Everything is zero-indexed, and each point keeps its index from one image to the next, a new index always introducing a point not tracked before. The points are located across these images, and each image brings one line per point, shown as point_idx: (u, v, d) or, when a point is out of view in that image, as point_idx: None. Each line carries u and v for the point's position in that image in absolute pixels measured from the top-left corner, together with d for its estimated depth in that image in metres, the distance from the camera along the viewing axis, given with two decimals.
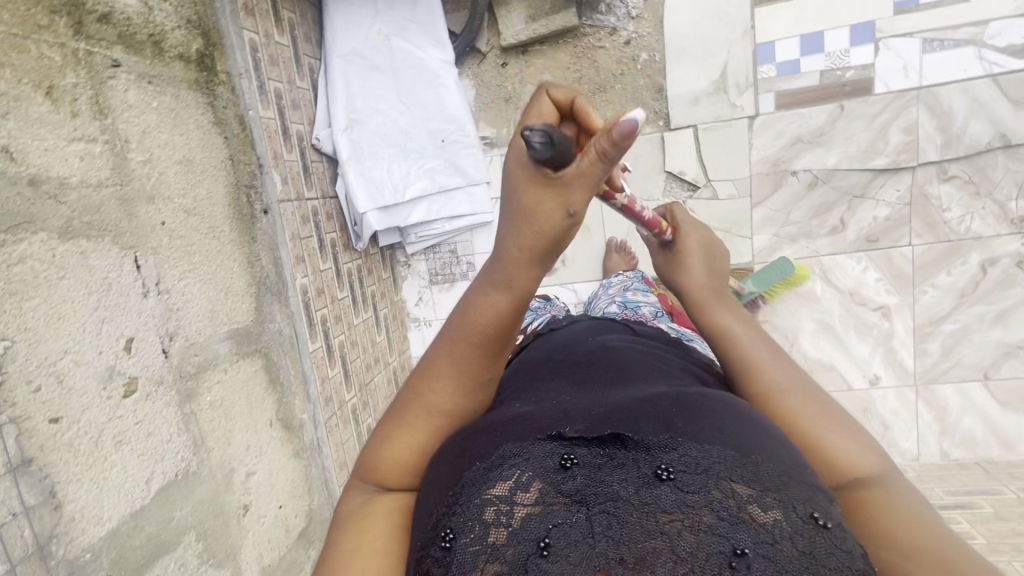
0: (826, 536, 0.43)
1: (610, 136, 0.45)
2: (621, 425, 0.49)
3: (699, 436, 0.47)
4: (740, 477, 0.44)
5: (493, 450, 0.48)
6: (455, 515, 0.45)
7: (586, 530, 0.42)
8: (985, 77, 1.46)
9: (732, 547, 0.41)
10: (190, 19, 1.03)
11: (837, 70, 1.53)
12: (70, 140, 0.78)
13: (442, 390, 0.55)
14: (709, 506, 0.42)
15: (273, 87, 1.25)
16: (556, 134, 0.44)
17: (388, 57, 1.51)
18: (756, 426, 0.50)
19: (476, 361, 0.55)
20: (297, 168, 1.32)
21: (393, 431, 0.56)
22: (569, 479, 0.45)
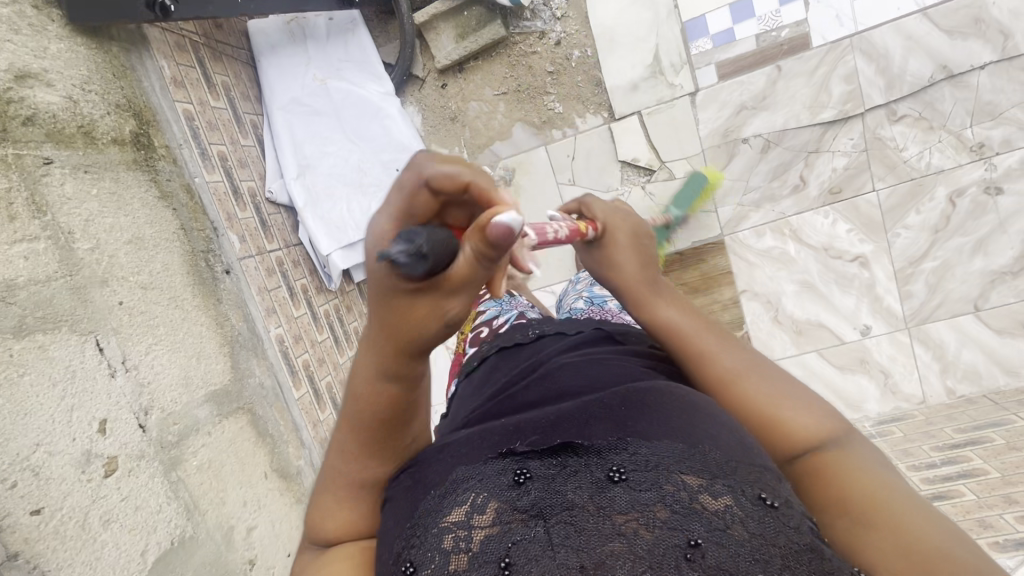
0: (776, 515, 0.43)
1: (487, 240, 0.39)
2: (572, 432, 0.49)
3: (649, 430, 0.48)
4: (691, 468, 0.44)
5: (445, 477, 0.49)
6: (414, 548, 0.45)
7: (545, 543, 0.42)
8: (917, 12, 1.46)
9: (687, 538, 0.41)
10: (120, 104, 1.07)
11: (772, 32, 1.54)
12: (13, 242, 0.82)
13: (361, 462, 0.55)
14: (665, 502, 0.43)
15: (216, 151, 1.28)
16: (427, 250, 0.38)
17: (328, 99, 1.54)
18: (708, 418, 0.49)
19: (381, 435, 0.54)
20: (254, 224, 1.35)
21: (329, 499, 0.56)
22: (524, 495, 0.45)
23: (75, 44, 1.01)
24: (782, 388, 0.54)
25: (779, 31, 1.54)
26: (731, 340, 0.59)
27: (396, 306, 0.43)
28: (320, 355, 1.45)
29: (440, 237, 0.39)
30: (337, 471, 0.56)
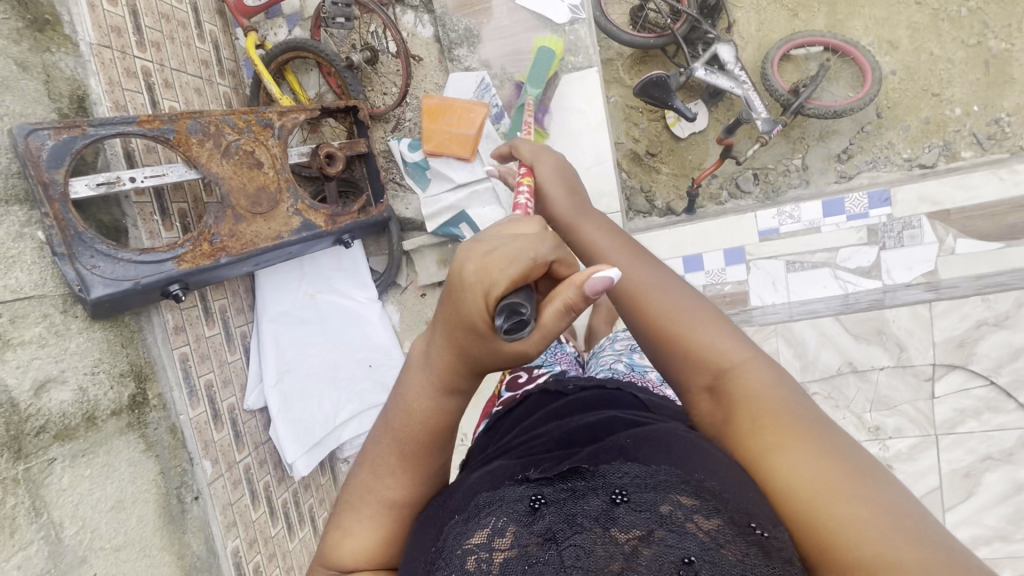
0: (763, 539, 0.51)
1: (579, 291, 0.54)
2: (579, 463, 0.62)
3: (648, 459, 0.59)
4: (685, 491, 0.55)
5: (470, 502, 0.61)
6: (442, 566, 0.57)
7: (557, 564, 0.52)
8: (829, 312, 1.81)
9: (682, 555, 0.51)
10: (124, 372, 1.23)
11: (717, 284, 1.90)
12: (11, 556, 0.98)
13: (387, 487, 0.68)
14: (661, 522, 0.53)
15: (203, 381, 1.45)
16: (528, 311, 0.53)
17: (315, 311, 1.73)
18: (700, 451, 0.60)
19: (415, 457, 0.68)
20: (229, 441, 1.51)
21: (353, 525, 0.69)
22: (539, 519, 0.56)
23: (94, 329, 1.17)
24: (705, 323, 0.63)
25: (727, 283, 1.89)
26: (655, 267, 0.69)
27: (486, 339, 0.56)
28: (271, 552, 1.60)
29: (531, 297, 0.55)
30: (369, 491, 0.69)
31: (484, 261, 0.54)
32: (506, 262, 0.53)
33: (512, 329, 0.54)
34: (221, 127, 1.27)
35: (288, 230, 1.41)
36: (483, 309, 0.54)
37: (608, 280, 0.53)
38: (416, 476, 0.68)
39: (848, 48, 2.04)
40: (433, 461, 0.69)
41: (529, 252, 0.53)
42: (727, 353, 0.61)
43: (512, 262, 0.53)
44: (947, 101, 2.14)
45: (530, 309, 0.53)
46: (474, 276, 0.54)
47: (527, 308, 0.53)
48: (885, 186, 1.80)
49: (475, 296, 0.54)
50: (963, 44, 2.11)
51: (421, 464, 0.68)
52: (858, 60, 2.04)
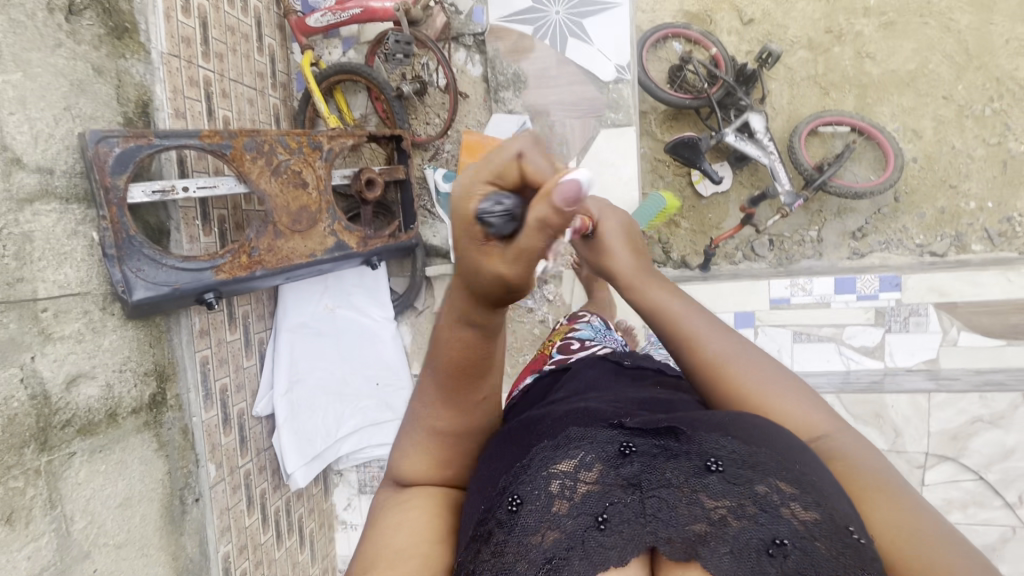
0: (857, 545, 0.52)
1: (554, 201, 0.45)
2: (678, 421, 0.60)
3: (747, 436, 0.58)
4: (785, 478, 0.54)
5: (560, 432, 0.60)
6: (523, 485, 0.56)
7: (638, 510, 0.54)
8: (833, 390, 1.91)
9: (772, 536, 0.52)
10: (149, 372, 1.26)
11: None
12: (23, 546, 1.00)
13: (436, 416, 0.69)
14: (753, 501, 0.54)
15: (219, 385, 1.47)
16: (508, 213, 0.48)
17: (332, 325, 1.77)
18: (790, 439, 0.60)
19: (456, 387, 0.66)
20: (234, 446, 1.53)
21: (413, 443, 0.70)
22: (628, 465, 0.57)
23: (127, 328, 1.20)
24: (779, 390, 0.67)
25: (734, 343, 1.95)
26: (719, 332, 0.73)
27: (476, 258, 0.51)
28: (258, 559, 1.61)
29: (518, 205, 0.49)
30: (422, 419, 0.69)
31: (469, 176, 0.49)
32: (489, 161, 0.48)
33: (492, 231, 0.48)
34: (274, 146, 1.32)
35: (322, 249, 1.45)
36: (464, 224, 0.49)
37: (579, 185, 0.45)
38: (461, 405, 0.68)
39: (874, 132, 2.12)
40: (477, 392, 0.68)
41: (499, 150, 0.48)
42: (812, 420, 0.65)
43: (491, 171, 0.48)
44: (962, 194, 2.22)
45: (509, 213, 0.47)
46: (461, 185, 0.49)
47: (509, 205, 0.48)
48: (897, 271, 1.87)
49: (459, 192, 0.49)
50: (983, 143, 2.19)
51: (461, 390, 0.67)
52: (883, 144, 2.12)
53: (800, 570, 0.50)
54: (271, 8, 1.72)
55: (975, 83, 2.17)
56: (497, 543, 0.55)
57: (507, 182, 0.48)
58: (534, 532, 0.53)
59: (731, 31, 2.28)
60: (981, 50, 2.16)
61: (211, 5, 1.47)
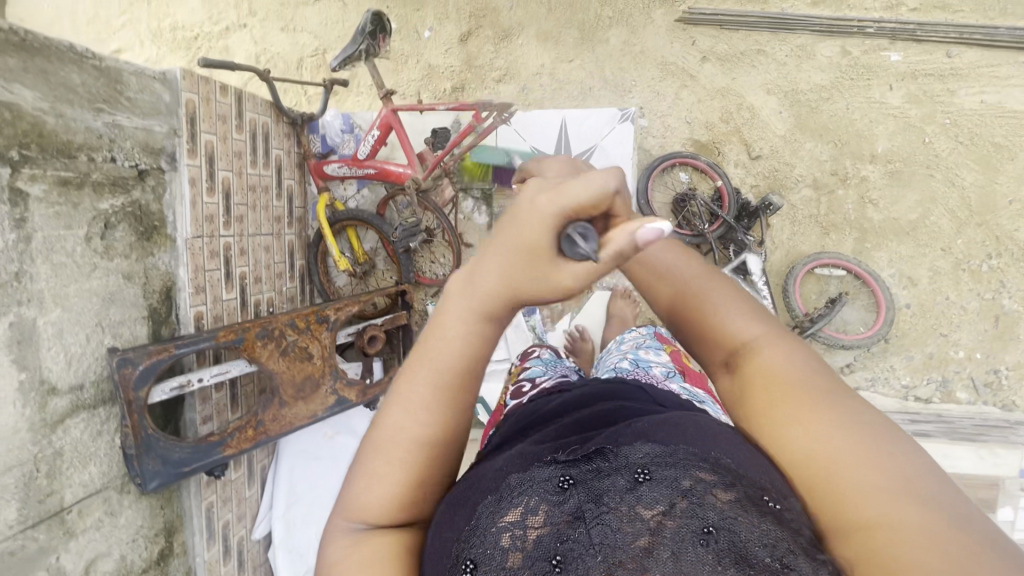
0: (773, 512, 0.46)
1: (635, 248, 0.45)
2: (602, 440, 0.55)
3: (666, 436, 0.53)
4: (705, 467, 0.49)
5: (500, 480, 0.53)
6: (475, 546, 0.50)
7: (587, 542, 0.47)
8: None
9: (702, 525, 0.46)
10: (158, 531, 1.40)
11: None
12: None
13: (421, 425, 0.55)
14: (683, 497, 0.48)
15: (222, 523, 1.61)
16: (578, 236, 0.46)
17: (331, 450, 1.88)
18: (731, 435, 0.52)
19: (456, 393, 0.56)
20: (233, 572, 1.67)
21: (381, 470, 0.55)
22: (568, 499, 0.50)
23: (140, 501, 1.33)
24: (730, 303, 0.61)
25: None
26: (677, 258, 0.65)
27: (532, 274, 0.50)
28: None
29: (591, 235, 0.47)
30: (397, 429, 0.55)
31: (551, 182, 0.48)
32: (570, 192, 0.46)
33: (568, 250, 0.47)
34: (283, 330, 1.45)
35: (323, 408, 1.55)
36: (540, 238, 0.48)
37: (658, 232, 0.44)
38: (454, 411, 0.56)
39: (869, 279, 2.16)
40: (471, 391, 0.56)
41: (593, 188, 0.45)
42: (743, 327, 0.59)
43: (582, 190, 0.45)
44: (952, 343, 2.24)
45: (588, 249, 0.46)
46: (542, 195, 0.47)
47: (585, 238, 0.46)
48: None
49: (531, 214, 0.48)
50: (978, 297, 2.22)
51: (461, 400, 0.56)
52: (877, 293, 2.16)
53: (738, 555, 0.44)
54: (292, 150, 1.83)
55: (974, 238, 2.19)
56: None
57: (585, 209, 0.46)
58: None
59: (738, 163, 2.32)
60: (984, 207, 2.18)
61: (234, 172, 1.56)
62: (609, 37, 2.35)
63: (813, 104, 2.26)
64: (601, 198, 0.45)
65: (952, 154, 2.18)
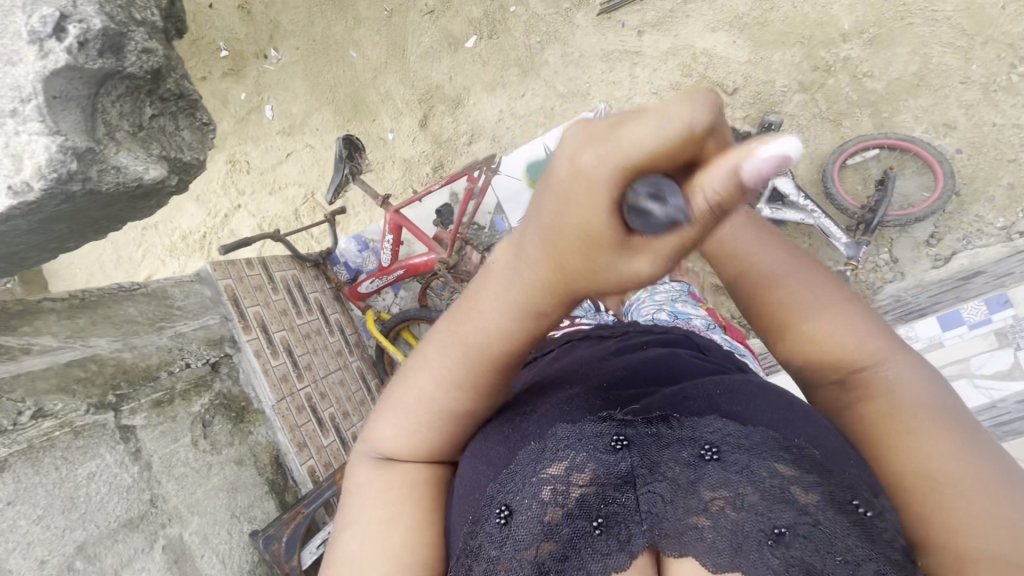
0: (861, 518, 0.50)
1: (729, 194, 0.29)
2: (666, 406, 0.57)
3: (748, 415, 0.54)
4: (784, 460, 0.51)
5: (546, 431, 0.55)
6: (511, 493, 0.54)
7: (633, 508, 0.52)
8: (988, 404, 1.92)
9: (773, 525, 0.49)
10: None
11: None
12: None
13: (447, 394, 0.56)
14: (753, 488, 0.50)
15: None
16: (655, 198, 0.30)
17: None
18: (800, 414, 0.55)
19: (479, 377, 0.54)
20: None
21: (406, 421, 0.59)
22: (620, 460, 0.53)
23: None
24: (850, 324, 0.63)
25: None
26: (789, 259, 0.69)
27: (589, 259, 0.35)
28: None
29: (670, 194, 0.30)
30: (423, 393, 0.57)
31: (602, 126, 0.31)
32: (626, 140, 0.30)
33: (637, 224, 0.31)
34: None
35: None
36: (600, 214, 0.32)
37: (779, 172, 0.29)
38: (485, 393, 0.56)
39: (907, 146, 2.04)
40: (498, 377, 0.54)
41: (673, 125, 0.30)
42: (864, 345, 0.61)
43: (658, 133, 0.29)
44: None
45: (665, 215, 0.30)
46: (593, 151, 0.31)
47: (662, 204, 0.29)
48: (999, 289, 1.94)
49: (572, 180, 0.32)
50: None
51: (496, 378, 0.54)
52: (923, 154, 2.03)
53: (803, 562, 0.47)
54: (326, 288, 1.95)
55: (989, 56, 2.06)
56: (488, 558, 0.53)
57: (665, 154, 0.30)
58: (526, 546, 0.52)
59: (720, 104, 2.30)
60: (980, 25, 2.07)
61: (288, 328, 1.66)
62: (547, 57, 2.44)
63: (760, 19, 2.26)
64: (686, 135, 0.30)
65: None
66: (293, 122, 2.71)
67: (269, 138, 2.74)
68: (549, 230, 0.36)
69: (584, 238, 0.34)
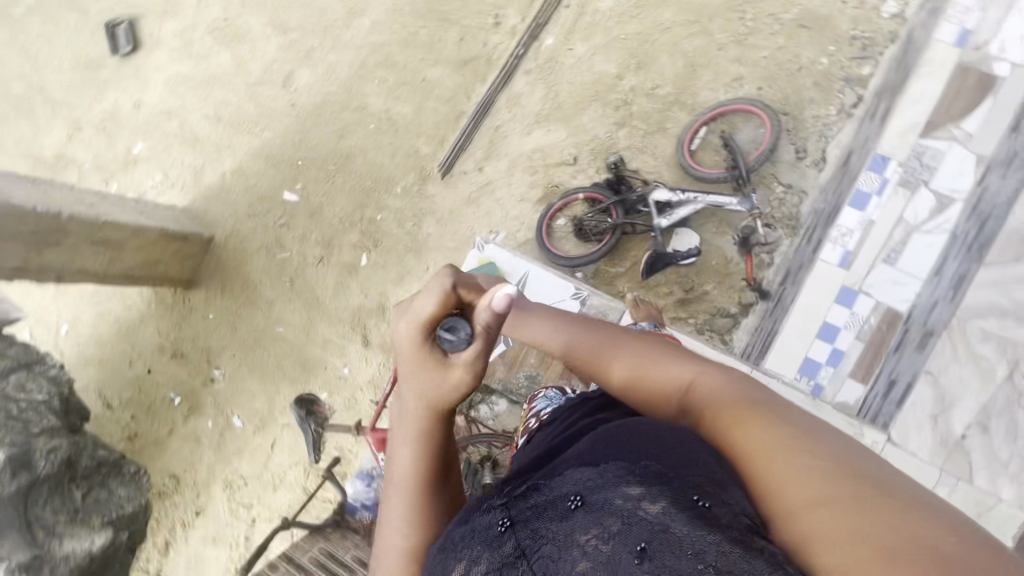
0: (702, 508, 0.72)
1: (487, 315, 0.87)
2: (550, 482, 0.86)
3: (606, 458, 0.84)
4: (631, 480, 0.77)
5: (456, 551, 0.85)
6: None
7: (529, 574, 0.75)
8: (947, 238, 2.07)
9: (637, 544, 0.70)
10: None
11: (864, 324, 2.08)
12: None
13: (396, 523, 1.01)
14: (613, 514, 0.75)
15: None
16: (452, 330, 0.89)
17: None
18: (651, 443, 0.84)
19: (420, 496, 1.01)
20: None
21: (388, 559, 1.01)
22: (506, 542, 0.80)
23: None
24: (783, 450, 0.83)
25: (834, 391, 2.08)
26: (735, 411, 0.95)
27: (441, 365, 0.92)
28: None
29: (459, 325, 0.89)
30: (388, 527, 1.02)
31: (415, 310, 0.91)
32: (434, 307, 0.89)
33: (451, 338, 0.89)
34: None
35: None
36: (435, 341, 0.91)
37: (510, 294, 0.85)
38: (423, 510, 1.01)
39: (720, 109, 2.36)
40: (422, 497, 1.01)
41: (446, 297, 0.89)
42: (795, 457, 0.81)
43: (436, 301, 0.89)
44: (810, 65, 2.37)
45: (459, 334, 0.89)
46: (416, 321, 0.91)
47: (456, 331, 0.89)
48: (874, 153, 2.21)
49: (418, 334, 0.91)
50: (774, 35, 2.44)
51: (425, 493, 1.01)
52: (734, 108, 2.35)
53: (654, 562, 0.68)
54: (359, 540, 1.90)
55: (721, 25, 2.52)
56: None
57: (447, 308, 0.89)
58: None
59: (573, 174, 2.61)
60: (699, 11, 2.55)
61: None
62: (428, 231, 2.74)
63: (555, 105, 2.67)
64: (446, 295, 0.88)
65: (643, 21, 2.61)
66: (263, 416, 2.82)
67: (250, 444, 2.82)
68: (419, 365, 0.93)
69: (429, 360, 0.92)
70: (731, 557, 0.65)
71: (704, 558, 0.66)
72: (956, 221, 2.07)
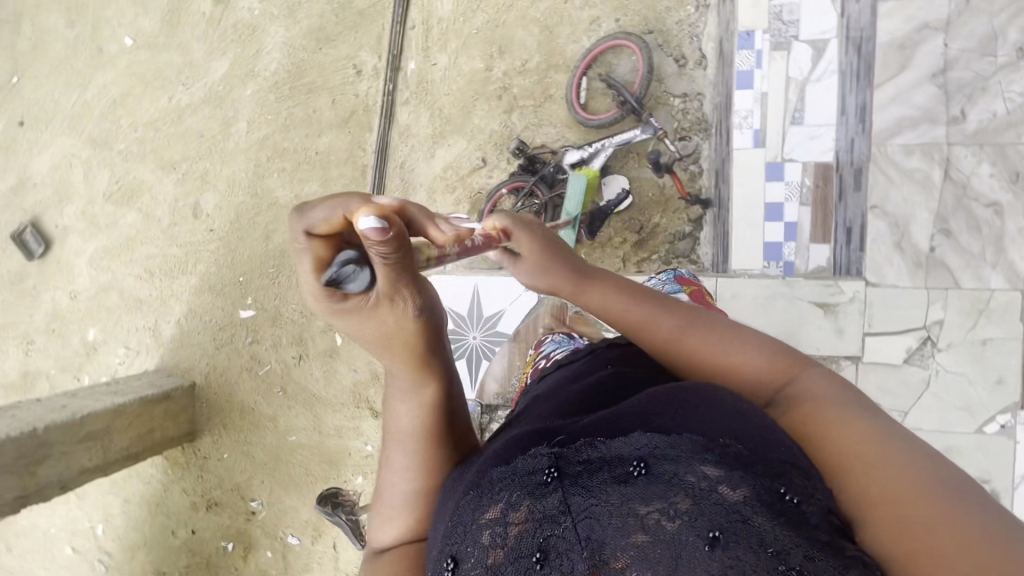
0: (784, 502, 0.73)
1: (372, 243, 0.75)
2: (605, 435, 0.84)
3: (670, 425, 0.82)
4: (709, 461, 0.76)
5: (486, 487, 0.83)
6: (458, 547, 0.81)
7: (573, 535, 0.75)
8: (837, 74, 2.07)
9: (709, 531, 0.71)
10: None
11: (803, 188, 2.10)
12: None
13: (404, 477, 1.01)
14: (683, 491, 0.74)
15: None
16: (344, 262, 0.78)
17: None
18: (730, 417, 0.83)
19: (426, 449, 1.00)
20: None
21: (395, 508, 1.02)
22: (552, 493, 0.78)
23: None
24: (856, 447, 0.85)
25: (805, 263, 2.10)
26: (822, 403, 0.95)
27: (355, 304, 0.81)
28: None
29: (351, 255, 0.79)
30: (395, 481, 1.02)
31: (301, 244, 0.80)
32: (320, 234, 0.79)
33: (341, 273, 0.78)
34: None
35: None
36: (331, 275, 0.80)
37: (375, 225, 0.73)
38: (431, 463, 1.01)
39: (590, 56, 2.40)
40: (432, 451, 1.01)
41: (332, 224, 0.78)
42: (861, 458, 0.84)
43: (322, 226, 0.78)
44: None
45: (353, 268, 0.78)
46: (305, 258, 0.80)
47: (349, 263, 0.78)
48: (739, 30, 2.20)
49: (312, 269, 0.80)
50: None
51: (428, 445, 1.00)
52: (601, 49, 2.39)
53: (729, 553, 0.69)
54: None
55: None
56: None
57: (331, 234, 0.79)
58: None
59: (489, 174, 2.63)
60: None
61: None
62: None
63: (444, 119, 2.69)
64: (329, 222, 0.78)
65: (486, 9, 2.64)
66: (315, 523, 2.83)
67: (315, 555, 2.82)
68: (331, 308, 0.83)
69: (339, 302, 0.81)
70: (819, 564, 0.68)
71: (787, 560, 0.68)
72: (838, 56, 2.07)
